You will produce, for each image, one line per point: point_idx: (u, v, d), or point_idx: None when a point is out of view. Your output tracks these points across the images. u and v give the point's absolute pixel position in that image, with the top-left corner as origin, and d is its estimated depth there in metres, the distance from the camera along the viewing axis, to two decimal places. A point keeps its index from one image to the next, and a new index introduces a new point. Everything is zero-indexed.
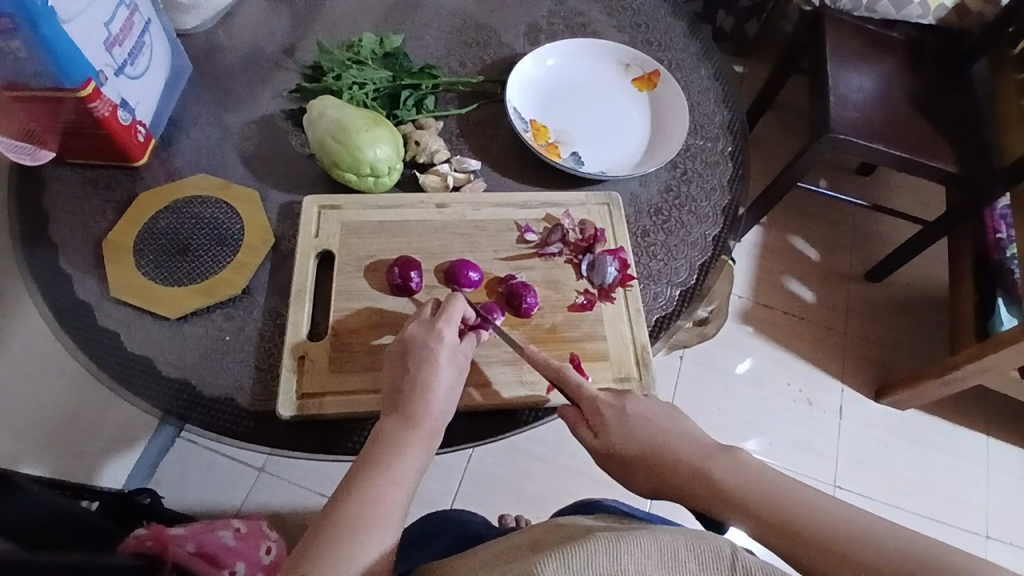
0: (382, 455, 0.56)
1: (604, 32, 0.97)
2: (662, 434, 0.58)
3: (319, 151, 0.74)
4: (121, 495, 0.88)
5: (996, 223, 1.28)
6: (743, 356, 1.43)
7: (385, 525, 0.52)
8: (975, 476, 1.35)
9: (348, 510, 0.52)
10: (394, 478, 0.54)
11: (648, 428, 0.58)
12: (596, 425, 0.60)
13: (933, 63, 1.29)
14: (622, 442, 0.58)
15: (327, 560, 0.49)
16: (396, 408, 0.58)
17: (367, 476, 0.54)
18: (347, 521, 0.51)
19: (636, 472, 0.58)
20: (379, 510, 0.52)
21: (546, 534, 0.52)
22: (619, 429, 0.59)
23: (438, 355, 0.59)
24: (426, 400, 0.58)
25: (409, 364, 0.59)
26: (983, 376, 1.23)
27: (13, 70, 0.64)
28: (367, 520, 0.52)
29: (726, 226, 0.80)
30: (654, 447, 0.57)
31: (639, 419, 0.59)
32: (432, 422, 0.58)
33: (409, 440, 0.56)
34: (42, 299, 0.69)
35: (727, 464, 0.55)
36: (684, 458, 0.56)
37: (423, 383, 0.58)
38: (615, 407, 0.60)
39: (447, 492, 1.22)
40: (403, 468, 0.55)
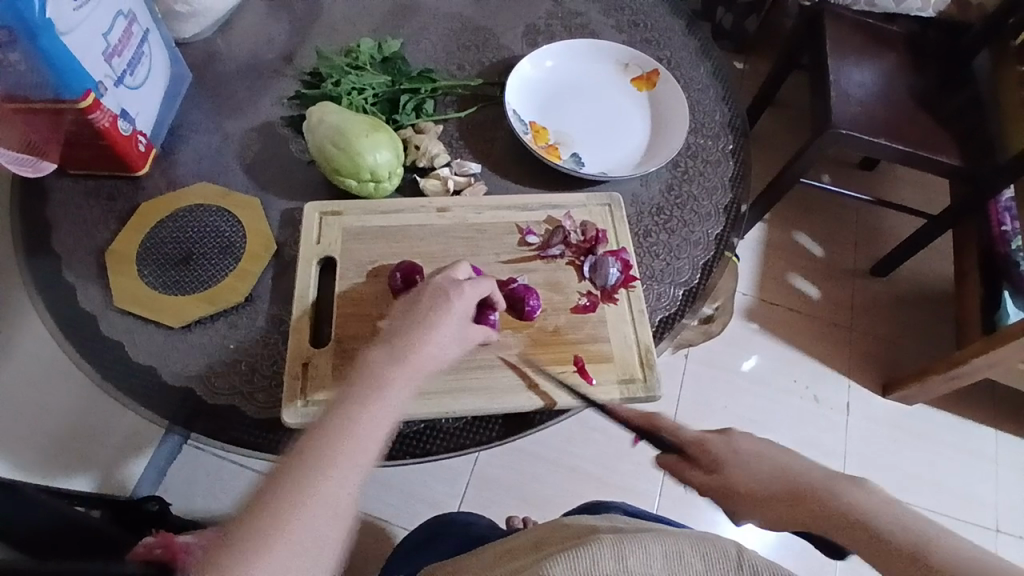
0: (363, 389, 0.52)
1: (603, 32, 0.96)
2: (780, 467, 0.54)
3: (319, 157, 0.74)
4: (130, 502, 0.88)
5: (1000, 215, 1.29)
6: (748, 354, 1.43)
7: (359, 462, 0.49)
8: (986, 471, 1.34)
9: (322, 439, 0.48)
10: (374, 412, 0.51)
11: (767, 463, 0.54)
12: (707, 462, 0.56)
13: (935, 55, 1.28)
14: (737, 473, 0.55)
15: (295, 488, 0.46)
16: (385, 347, 0.56)
17: (345, 409, 0.51)
18: (320, 449, 0.48)
19: (753, 501, 0.53)
20: (354, 442, 0.49)
21: (552, 531, 0.52)
22: (731, 464, 0.55)
23: (453, 307, 0.59)
24: (424, 343, 0.56)
25: (419, 310, 0.59)
26: (991, 370, 1.23)
27: (12, 82, 0.64)
28: (342, 450, 0.48)
29: (728, 224, 0.80)
30: (780, 477, 0.53)
31: (753, 455, 0.55)
32: (423, 363, 0.56)
33: (393, 376, 0.54)
34: (46, 310, 0.69)
35: (859, 490, 0.49)
36: (811, 482, 0.51)
37: (428, 327, 0.57)
38: (724, 443, 0.57)
39: (454, 495, 1.22)
40: (384, 404, 0.52)
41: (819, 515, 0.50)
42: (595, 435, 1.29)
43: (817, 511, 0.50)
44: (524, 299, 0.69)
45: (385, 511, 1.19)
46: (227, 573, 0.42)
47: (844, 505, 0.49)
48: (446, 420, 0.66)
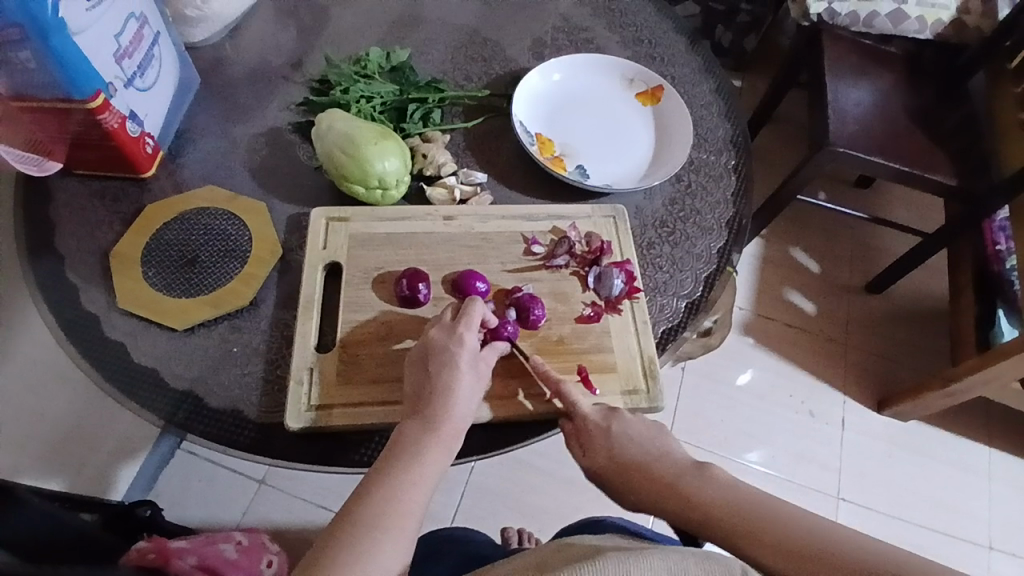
0: (403, 455, 0.56)
1: (608, 47, 0.98)
2: (647, 454, 0.61)
3: (328, 164, 0.75)
4: (121, 508, 0.88)
5: (994, 235, 1.29)
6: (744, 368, 1.44)
7: (404, 528, 0.53)
8: (979, 489, 1.35)
9: (368, 509, 0.53)
10: (413, 478, 0.55)
11: (634, 446, 0.62)
12: (586, 442, 0.63)
13: (931, 77, 1.30)
14: (606, 460, 0.62)
15: (346, 558, 0.50)
16: (417, 411, 0.59)
17: (387, 477, 0.55)
18: (369, 519, 0.52)
19: (625, 489, 0.61)
20: (396, 510, 0.53)
21: (553, 553, 0.50)
22: (604, 446, 0.62)
23: (459, 360, 0.60)
24: (448, 404, 0.58)
25: (429, 368, 0.60)
26: (983, 388, 1.24)
27: (22, 81, 0.65)
28: (386, 520, 0.53)
29: (731, 238, 0.81)
30: (639, 466, 0.61)
31: (622, 438, 0.62)
32: (452, 425, 0.58)
33: (427, 442, 0.57)
34: (48, 310, 0.69)
35: (698, 481, 0.58)
36: (666, 476, 0.59)
37: (443, 386, 0.59)
38: (601, 425, 0.63)
39: (448, 505, 1.22)
40: (422, 470, 0.56)
41: (682, 505, 0.57)
42: None
43: (679, 503, 0.57)
44: (529, 308, 0.70)
45: None
46: None
47: (699, 498, 0.57)
48: None
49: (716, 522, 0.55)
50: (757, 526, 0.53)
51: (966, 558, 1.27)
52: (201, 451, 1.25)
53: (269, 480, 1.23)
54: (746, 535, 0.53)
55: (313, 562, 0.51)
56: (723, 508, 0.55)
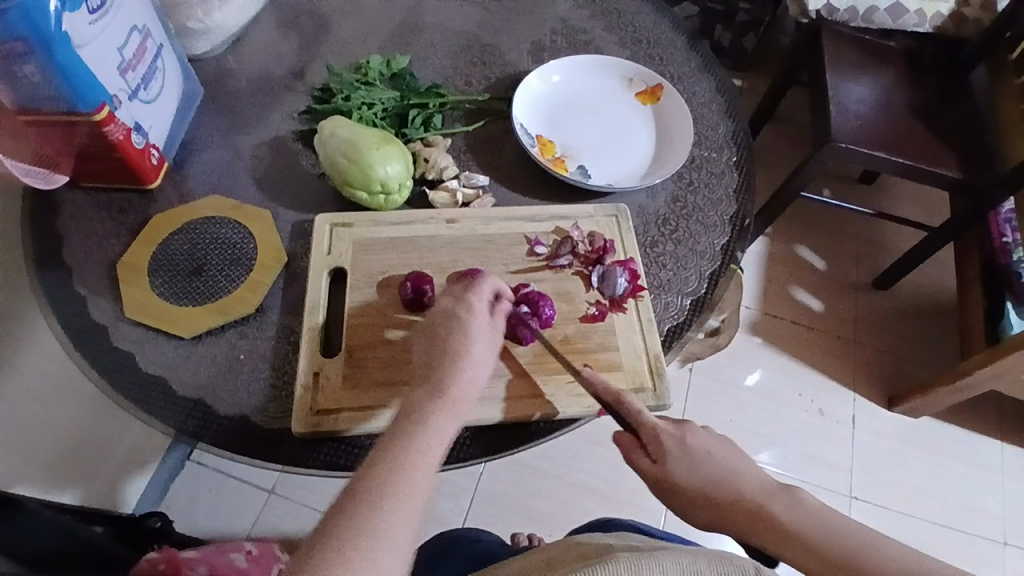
0: (416, 419, 0.53)
1: (607, 48, 0.98)
2: (725, 476, 0.57)
3: (331, 170, 0.75)
4: (131, 519, 0.88)
5: (1000, 227, 1.29)
6: (752, 368, 1.43)
7: (420, 487, 0.49)
8: (993, 485, 1.34)
9: (383, 468, 0.48)
10: (430, 436, 0.52)
11: (710, 466, 0.57)
12: (655, 451, 0.58)
13: (932, 70, 1.30)
14: (687, 479, 0.57)
15: (365, 514, 0.45)
16: (428, 379, 0.57)
17: (399, 439, 0.51)
18: (387, 475, 0.48)
19: (702, 507, 0.57)
20: (411, 471, 0.49)
21: (564, 551, 0.50)
22: (686, 462, 0.57)
23: (471, 325, 0.60)
24: (459, 369, 0.57)
25: (441, 334, 0.59)
26: (995, 383, 1.23)
27: (26, 95, 0.65)
28: (401, 480, 0.48)
29: (734, 235, 0.81)
30: (720, 485, 0.57)
31: (698, 453, 0.58)
32: (464, 390, 0.56)
33: (440, 404, 0.54)
34: (56, 320, 0.70)
35: (790, 505, 0.55)
36: (751, 499, 0.56)
37: (455, 351, 0.58)
38: (676, 437, 0.58)
39: (458, 510, 1.22)
40: (436, 434, 0.52)
41: (771, 529, 0.55)
42: (601, 451, 1.29)
43: (769, 528, 0.55)
44: (540, 309, 0.69)
45: None
46: None
47: (788, 522, 0.54)
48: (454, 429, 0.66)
49: (814, 551, 0.53)
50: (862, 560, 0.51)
51: (982, 554, 1.26)
52: (211, 461, 1.25)
53: (278, 489, 1.23)
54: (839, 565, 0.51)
55: (328, 523, 0.45)
56: (815, 536, 0.53)
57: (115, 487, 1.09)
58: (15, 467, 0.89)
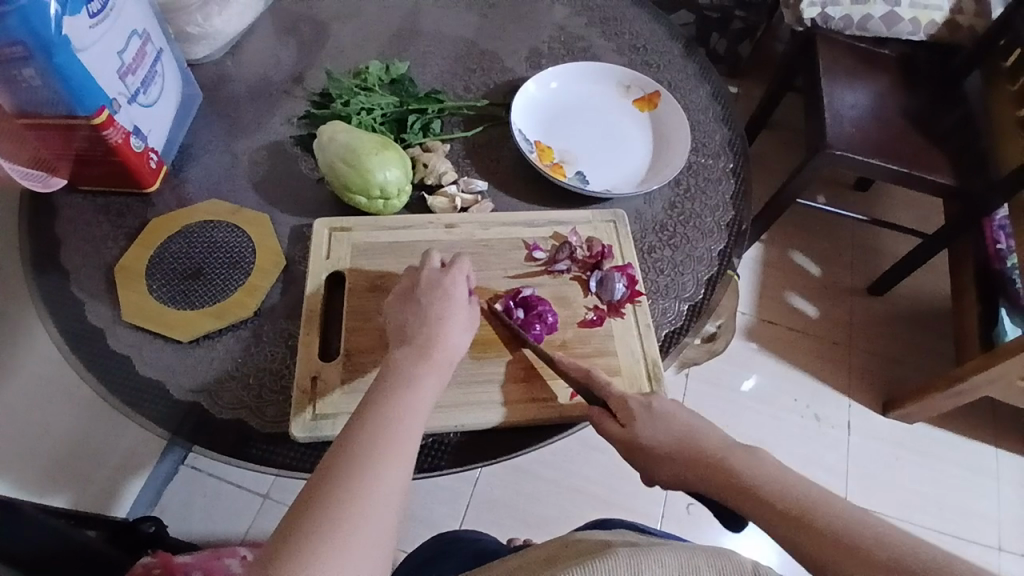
0: (396, 379, 0.56)
1: (604, 55, 0.99)
2: (689, 432, 0.57)
3: (330, 175, 0.75)
4: (126, 523, 0.88)
5: (994, 234, 1.30)
6: (748, 373, 1.44)
7: (406, 444, 0.51)
8: (987, 490, 1.34)
9: (369, 423, 0.51)
10: (410, 395, 0.54)
11: (672, 428, 0.58)
12: (624, 416, 0.60)
13: (926, 78, 1.31)
14: (652, 436, 0.57)
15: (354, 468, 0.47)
16: (407, 343, 0.59)
17: (383, 397, 0.54)
18: (373, 432, 0.50)
19: (662, 463, 0.57)
20: (397, 425, 0.51)
21: (560, 547, 0.48)
22: (648, 424, 0.58)
23: (451, 295, 0.62)
24: (438, 334, 0.60)
25: (420, 303, 0.62)
26: (989, 388, 1.24)
27: (26, 98, 0.65)
28: (388, 432, 0.50)
29: (731, 240, 0.81)
30: (681, 443, 0.56)
31: (664, 417, 0.59)
32: (443, 355, 0.59)
33: (422, 366, 0.57)
34: (53, 324, 0.69)
35: (748, 459, 0.54)
36: (713, 450, 0.55)
37: (433, 318, 0.61)
38: (641, 402, 0.59)
39: (453, 515, 1.22)
40: (418, 391, 0.55)
41: (728, 484, 0.53)
42: (598, 456, 1.29)
43: (725, 480, 0.53)
44: (541, 315, 0.70)
45: None
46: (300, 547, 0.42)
47: (744, 474, 0.52)
48: (453, 434, 0.66)
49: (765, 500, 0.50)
50: (806, 514, 0.48)
51: (976, 558, 1.26)
52: (205, 466, 1.25)
53: (274, 494, 1.22)
54: (784, 512, 0.49)
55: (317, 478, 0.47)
56: (766, 487, 0.51)
57: (109, 491, 1.08)
58: (11, 471, 0.88)
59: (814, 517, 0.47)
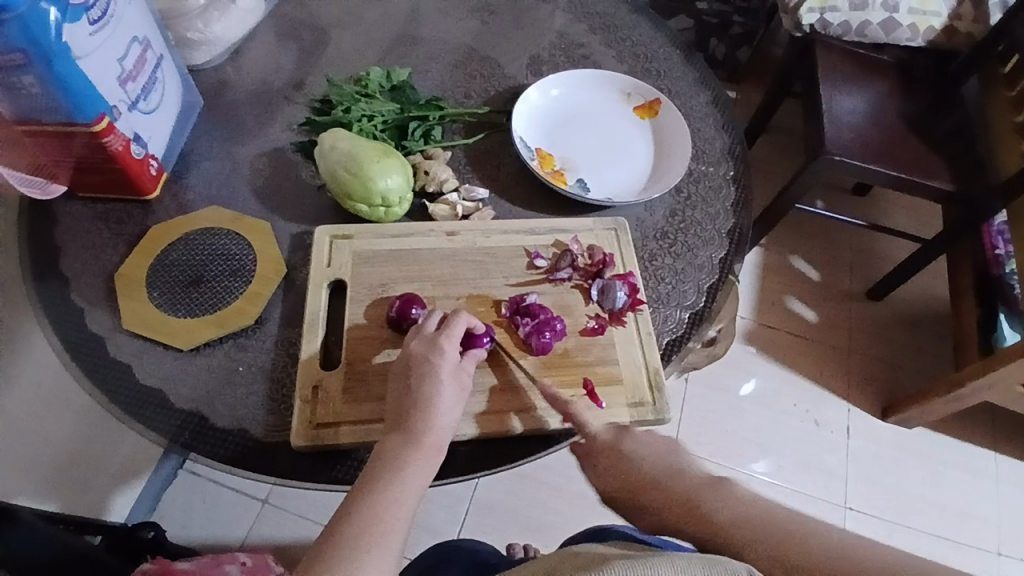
0: (384, 472, 0.56)
1: (605, 62, 0.99)
2: (660, 470, 0.59)
3: (332, 183, 0.75)
4: (126, 530, 0.88)
5: (993, 238, 1.31)
6: (747, 377, 1.44)
7: (387, 550, 0.52)
8: (986, 494, 1.34)
9: (352, 528, 0.52)
10: (394, 493, 0.55)
11: (644, 465, 0.60)
12: (597, 459, 0.62)
13: (925, 84, 1.31)
14: (624, 481, 0.59)
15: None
16: (398, 426, 0.58)
17: (368, 495, 0.54)
18: (348, 544, 0.51)
19: (636, 506, 0.58)
20: (379, 529, 0.53)
21: (560, 562, 0.47)
22: (616, 465, 0.61)
23: (439, 370, 0.60)
24: (428, 416, 0.58)
25: (410, 380, 0.60)
26: (988, 393, 1.24)
27: (26, 106, 0.65)
28: (367, 538, 0.52)
29: (732, 248, 0.81)
30: (653, 489, 0.57)
31: (639, 455, 0.61)
32: (434, 438, 0.58)
33: (412, 454, 0.57)
34: (53, 332, 0.69)
35: (721, 498, 0.53)
36: (688, 495, 0.55)
37: (424, 398, 0.59)
38: (612, 442, 0.62)
39: (453, 521, 1.22)
40: (404, 484, 0.55)
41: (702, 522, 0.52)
42: None
43: (699, 521, 0.52)
44: (549, 323, 0.70)
45: None
46: None
47: (719, 514, 0.51)
48: (455, 442, 0.66)
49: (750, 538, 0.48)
50: (795, 545, 0.46)
51: (973, 565, 1.26)
52: (204, 471, 1.25)
53: (273, 499, 1.22)
54: (762, 546, 0.47)
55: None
56: (738, 522, 0.50)
57: (107, 499, 1.08)
58: (10, 477, 0.88)
59: (807, 549, 0.45)
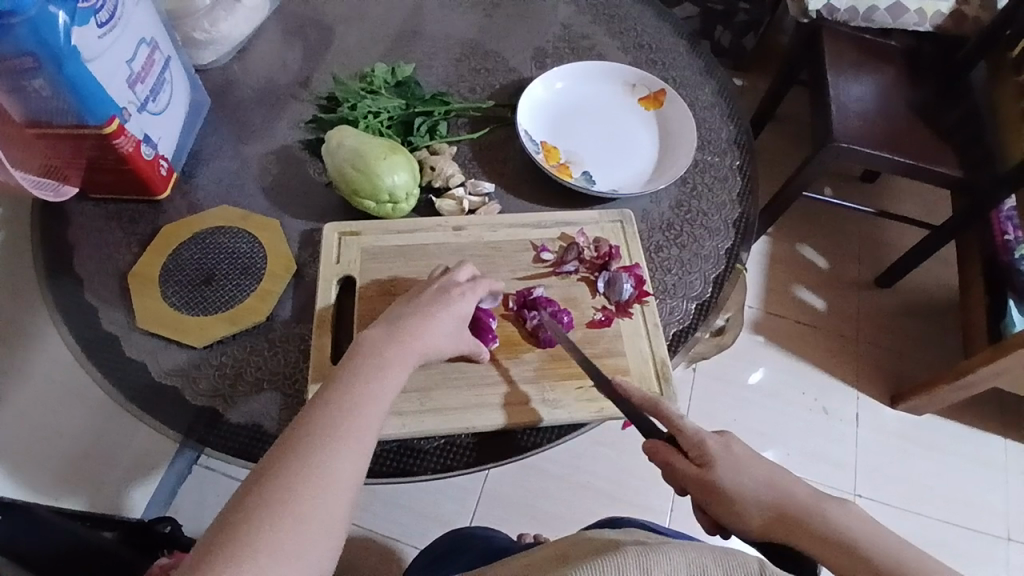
0: (365, 364, 0.55)
1: (609, 54, 0.99)
2: (771, 480, 0.58)
3: (339, 179, 0.76)
4: (141, 524, 0.89)
5: (1002, 224, 1.29)
6: (756, 367, 1.44)
7: (363, 431, 0.51)
8: (995, 480, 1.34)
9: (328, 414, 0.51)
10: (372, 386, 0.54)
11: (761, 475, 0.59)
12: (697, 454, 0.60)
13: (932, 70, 1.30)
14: (730, 479, 0.58)
15: (285, 489, 0.46)
16: (393, 326, 0.59)
17: (348, 383, 0.54)
18: (326, 424, 0.50)
19: (742, 511, 0.57)
20: (355, 417, 0.52)
21: (572, 547, 0.48)
22: (728, 466, 0.59)
23: (451, 304, 0.62)
24: (419, 327, 0.59)
25: (419, 300, 0.62)
26: (997, 380, 1.23)
27: (37, 109, 0.66)
28: (342, 424, 0.51)
29: (738, 238, 0.81)
30: (767, 491, 0.58)
31: (743, 459, 0.59)
32: (422, 344, 0.59)
33: (398, 351, 0.57)
34: (69, 331, 0.70)
35: (839, 510, 0.56)
36: (802, 501, 0.57)
37: (425, 315, 0.60)
38: (719, 442, 0.60)
39: (463, 512, 1.23)
40: (385, 381, 0.55)
41: (817, 538, 0.54)
42: (606, 452, 1.30)
43: (814, 537, 0.54)
44: (557, 315, 0.72)
45: (398, 531, 1.20)
46: (238, 530, 0.44)
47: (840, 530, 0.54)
48: (456, 435, 0.67)
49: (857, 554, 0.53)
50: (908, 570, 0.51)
51: (986, 553, 1.27)
52: (219, 465, 1.27)
53: None
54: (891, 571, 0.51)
55: (245, 497, 0.46)
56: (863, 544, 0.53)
57: (123, 494, 1.10)
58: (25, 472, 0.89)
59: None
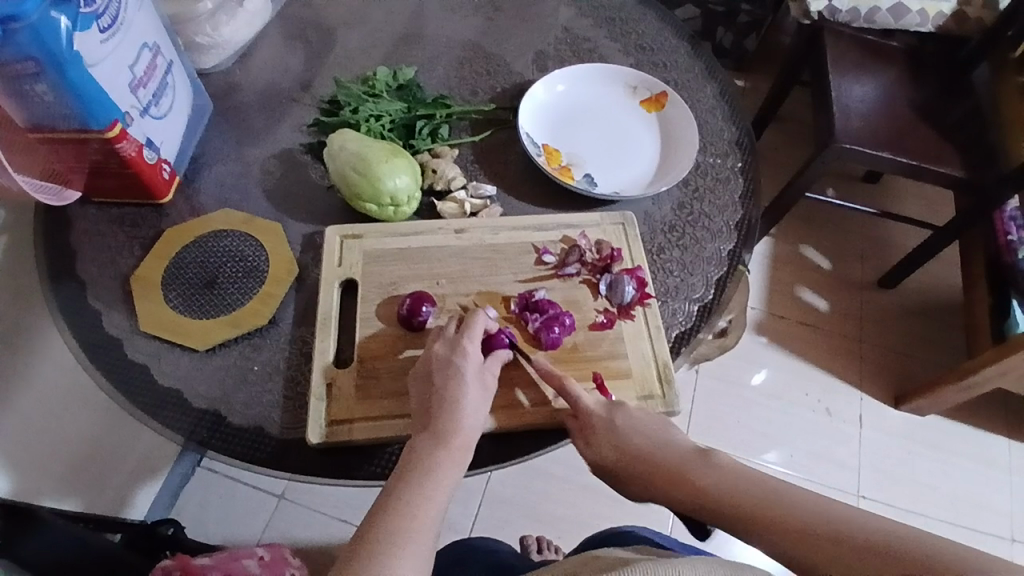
0: (416, 471, 0.56)
1: (611, 55, 0.99)
2: (652, 445, 0.61)
3: (341, 183, 0.76)
4: (145, 528, 0.90)
5: (1006, 225, 1.28)
6: (759, 368, 1.44)
7: (422, 539, 0.53)
8: (1000, 479, 1.34)
9: (385, 525, 0.52)
10: (427, 492, 0.55)
11: (639, 438, 0.62)
12: (588, 434, 0.63)
13: (934, 70, 1.30)
14: (609, 451, 0.62)
15: None
16: (427, 426, 0.59)
17: (402, 491, 0.55)
18: (383, 536, 0.52)
19: (630, 480, 0.61)
20: (413, 526, 0.53)
21: (582, 565, 0.48)
22: (606, 439, 0.62)
23: (463, 370, 0.61)
24: (455, 415, 0.59)
25: (434, 381, 0.61)
26: (1001, 380, 1.23)
27: (40, 113, 0.66)
28: (402, 535, 0.52)
29: (740, 240, 0.81)
30: (645, 456, 0.61)
31: (626, 429, 0.63)
32: (463, 437, 0.58)
33: (445, 454, 0.57)
34: (72, 334, 0.70)
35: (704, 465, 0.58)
36: (671, 463, 0.59)
37: (451, 398, 0.60)
38: (605, 419, 0.63)
39: (467, 515, 1.23)
40: (437, 484, 0.56)
41: (690, 493, 0.57)
42: None
43: (689, 494, 0.57)
44: (558, 319, 0.71)
45: None
46: None
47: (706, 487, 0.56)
48: None
49: (732, 507, 0.54)
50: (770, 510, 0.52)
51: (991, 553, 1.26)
52: (222, 468, 1.27)
53: (289, 494, 1.24)
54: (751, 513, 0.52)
55: None
56: (735, 494, 0.54)
57: (125, 495, 1.10)
58: (27, 477, 0.89)
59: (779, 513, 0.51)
